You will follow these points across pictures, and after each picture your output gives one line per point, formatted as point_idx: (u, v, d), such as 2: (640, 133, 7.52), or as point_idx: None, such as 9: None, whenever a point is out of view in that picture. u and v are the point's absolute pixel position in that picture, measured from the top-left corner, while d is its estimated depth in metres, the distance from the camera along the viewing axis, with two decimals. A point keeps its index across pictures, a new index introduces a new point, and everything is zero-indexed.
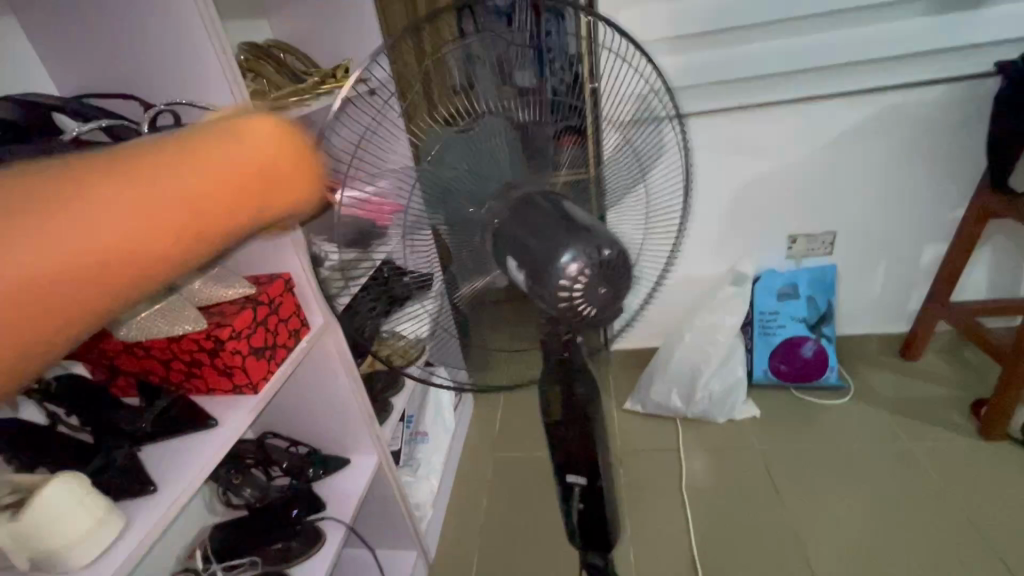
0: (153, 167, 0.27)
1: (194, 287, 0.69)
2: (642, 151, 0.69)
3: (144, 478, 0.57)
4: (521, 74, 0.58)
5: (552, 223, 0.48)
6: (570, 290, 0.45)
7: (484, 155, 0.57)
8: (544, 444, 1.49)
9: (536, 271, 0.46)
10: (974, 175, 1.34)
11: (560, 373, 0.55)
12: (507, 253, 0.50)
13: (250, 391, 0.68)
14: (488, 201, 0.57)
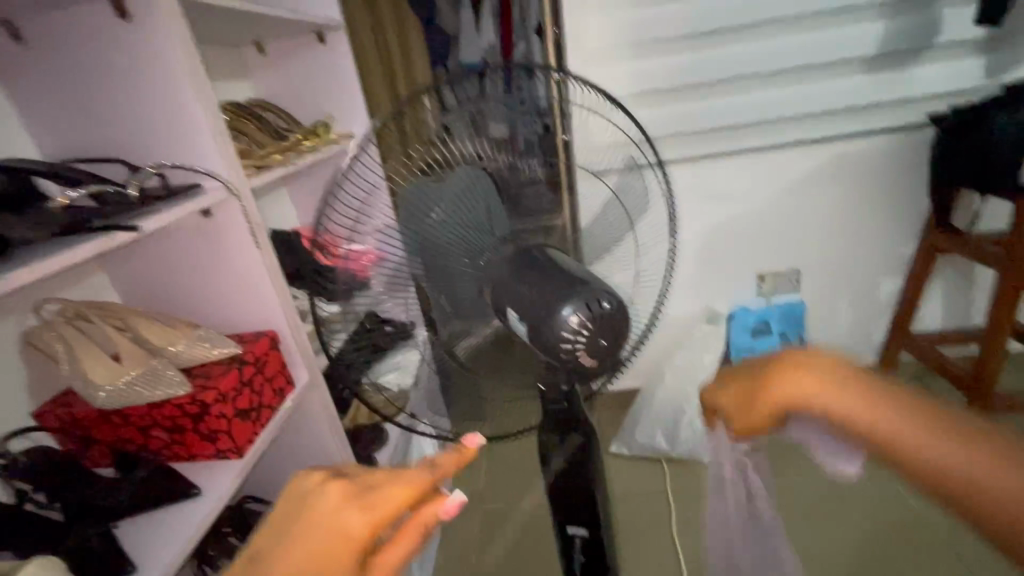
0: (278, 562, 0.37)
1: (176, 349, 0.68)
2: (629, 201, 0.73)
3: (126, 555, 0.54)
4: (495, 126, 0.61)
5: (549, 277, 0.49)
6: (574, 342, 0.47)
7: (467, 206, 0.59)
8: (531, 493, 1.47)
9: (538, 325, 0.48)
10: (918, 214, 1.44)
11: (558, 421, 0.55)
12: (510, 306, 0.52)
13: (234, 455, 0.66)
14: (483, 254, 0.59)
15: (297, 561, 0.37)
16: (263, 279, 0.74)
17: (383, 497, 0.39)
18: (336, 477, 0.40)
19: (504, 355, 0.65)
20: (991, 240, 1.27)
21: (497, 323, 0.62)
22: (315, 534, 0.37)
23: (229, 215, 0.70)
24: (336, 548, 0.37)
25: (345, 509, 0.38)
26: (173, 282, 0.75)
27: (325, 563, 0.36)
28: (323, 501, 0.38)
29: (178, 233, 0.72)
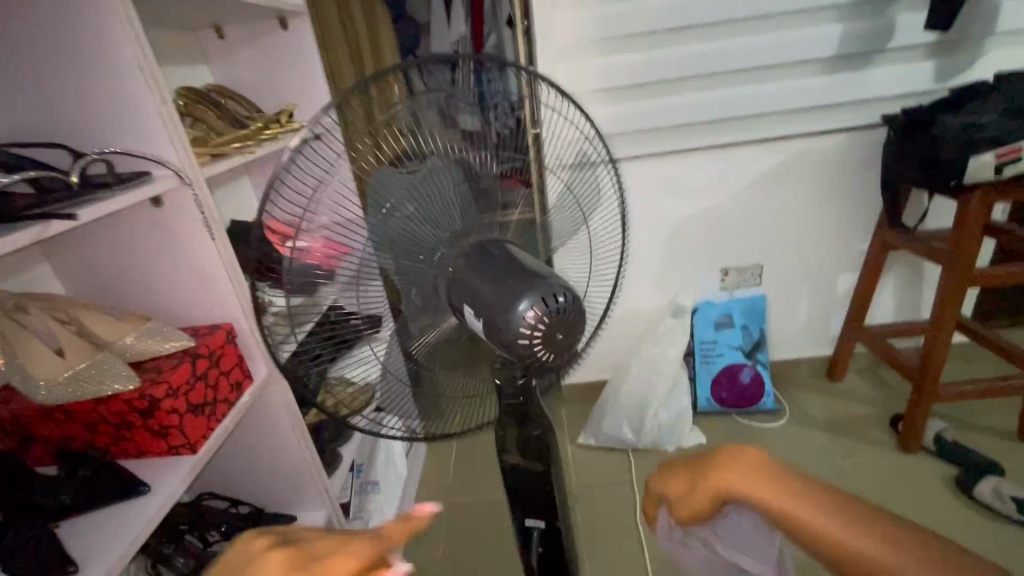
0: None
1: (126, 342, 0.66)
2: (579, 197, 0.73)
3: (66, 555, 0.51)
4: (465, 119, 0.62)
5: (505, 272, 0.50)
6: (530, 337, 0.46)
7: (434, 193, 0.58)
8: (499, 486, 1.48)
9: (494, 321, 0.48)
10: (872, 212, 1.50)
11: (516, 415, 0.55)
12: (466, 302, 0.51)
13: (187, 451, 0.64)
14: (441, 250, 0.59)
15: None
16: (219, 269, 0.72)
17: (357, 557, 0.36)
18: (280, 545, 0.36)
19: (460, 353, 0.66)
20: (937, 238, 1.34)
21: (454, 322, 0.63)
22: None
23: (182, 205, 0.68)
24: None
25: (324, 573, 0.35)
26: (123, 273, 0.73)
27: None
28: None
29: (127, 222, 0.69)
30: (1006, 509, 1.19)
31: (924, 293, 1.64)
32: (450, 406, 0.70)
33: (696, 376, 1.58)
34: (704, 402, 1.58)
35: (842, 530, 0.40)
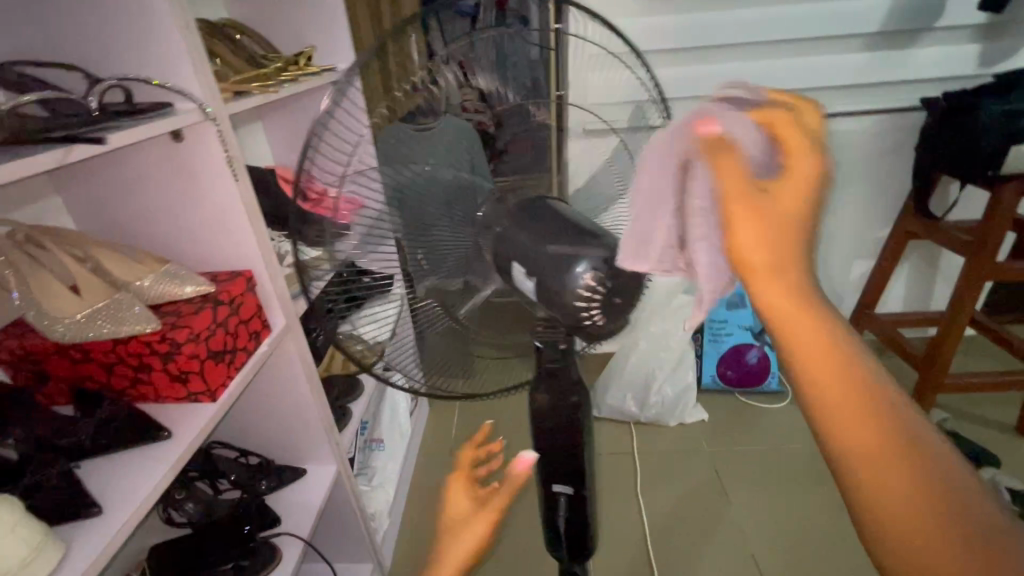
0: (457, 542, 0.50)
1: (144, 284, 0.63)
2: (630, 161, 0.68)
3: (90, 497, 0.50)
4: (484, 77, 0.55)
5: (559, 228, 0.47)
6: (589, 300, 0.45)
7: (445, 151, 0.55)
8: (501, 450, 1.49)
9: (548, 282, 0.46)
10: (896, 198, 1.47)
11: (553, 380, 0.55)
12: (515, 261, 0.49)
13: (207, 398, 0.62)
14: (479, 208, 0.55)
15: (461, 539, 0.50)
16: (241, 213, 0.68)
17: (466, 534, 0.51)
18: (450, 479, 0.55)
19: (500, 313, 0.62)
20: (962, 229, 1.31)
21: (501, 285, 0.57)
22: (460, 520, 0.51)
23: (204, 142, 0.64)
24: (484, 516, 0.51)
25: (468, 508, 0.52)
26: (139, 211, 0.69)
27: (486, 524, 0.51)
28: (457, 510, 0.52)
29: (145, 156, 0.65)
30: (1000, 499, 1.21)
31: (937, 284, 1.63)
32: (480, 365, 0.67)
33: (703, 354, 1.57)
34: (709, 379, 1.58)
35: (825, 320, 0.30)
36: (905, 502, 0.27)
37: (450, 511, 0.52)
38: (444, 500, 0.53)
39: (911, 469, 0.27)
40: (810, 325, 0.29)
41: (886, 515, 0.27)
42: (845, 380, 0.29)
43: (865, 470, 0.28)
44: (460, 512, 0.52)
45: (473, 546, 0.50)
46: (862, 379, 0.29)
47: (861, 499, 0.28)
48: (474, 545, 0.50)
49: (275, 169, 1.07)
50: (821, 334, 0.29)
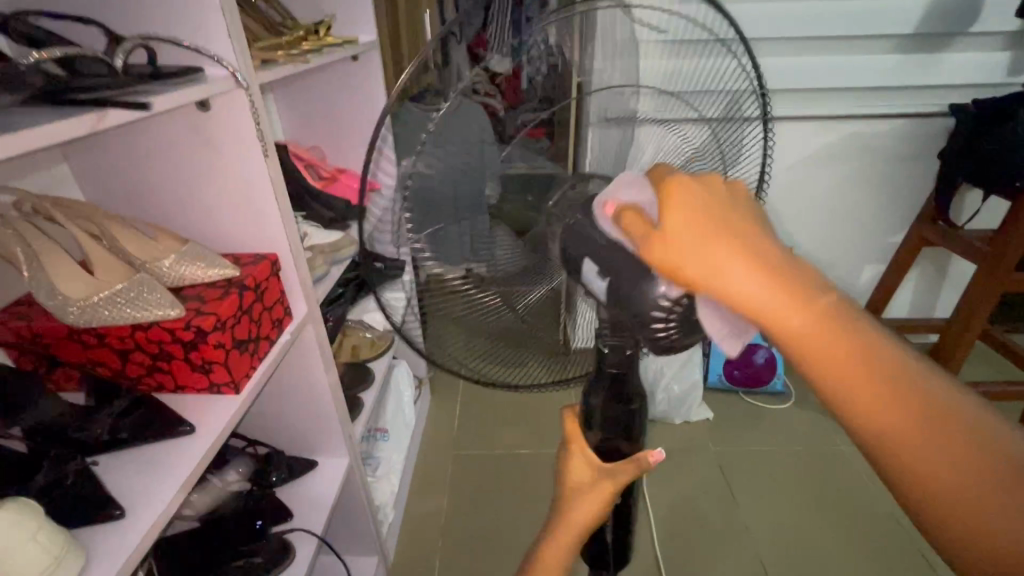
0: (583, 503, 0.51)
1: (163, 265, 0.58)
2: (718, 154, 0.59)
3: (110, 498, 0.46)
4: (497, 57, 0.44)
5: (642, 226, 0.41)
6: (669, 312, 0.39)
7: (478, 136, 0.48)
8: (505, 442, 1.47)
9: (625, 286, 0.40)
10: (913, 204, 1.46)
11: (614, 386, 0.51)
12: (589, 256, 0.43)
13: (230, 390, 0.58)
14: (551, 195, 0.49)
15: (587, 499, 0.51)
16: (269, 192, 0.63)
17: (587, 498, 0.51)
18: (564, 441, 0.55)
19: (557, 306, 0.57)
20: (979, 238, 1.31)
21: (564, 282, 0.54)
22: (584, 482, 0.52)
23: (234, 113, 0.58)
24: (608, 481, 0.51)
25: (588, 474, 0.52)
26: (156, 185, 0.64)
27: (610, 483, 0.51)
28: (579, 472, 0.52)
29: (167, 125, 0.60)
30: None
31: (944, 291, 1.63)
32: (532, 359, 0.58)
33: (711, 353, 1.56)
34: (716, 378, 1.57)
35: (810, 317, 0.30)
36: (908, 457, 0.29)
37: (569, 477, 0.53)
38: (563, 466, 0.54)
39: (915, 426, 0.28)
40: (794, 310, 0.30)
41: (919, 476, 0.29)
42: (835, 357, 0.29)
43: (877, 437, 0.29)
44: (579, 477, 0.52)
45: (595, 509, 0.51)
46: (861, 350, 0.29)
47: (884, 462, 0.30)
48: (596, 510, 0.51)
49: (289, 144, 1.01)
50: (807, 314, 0.30)
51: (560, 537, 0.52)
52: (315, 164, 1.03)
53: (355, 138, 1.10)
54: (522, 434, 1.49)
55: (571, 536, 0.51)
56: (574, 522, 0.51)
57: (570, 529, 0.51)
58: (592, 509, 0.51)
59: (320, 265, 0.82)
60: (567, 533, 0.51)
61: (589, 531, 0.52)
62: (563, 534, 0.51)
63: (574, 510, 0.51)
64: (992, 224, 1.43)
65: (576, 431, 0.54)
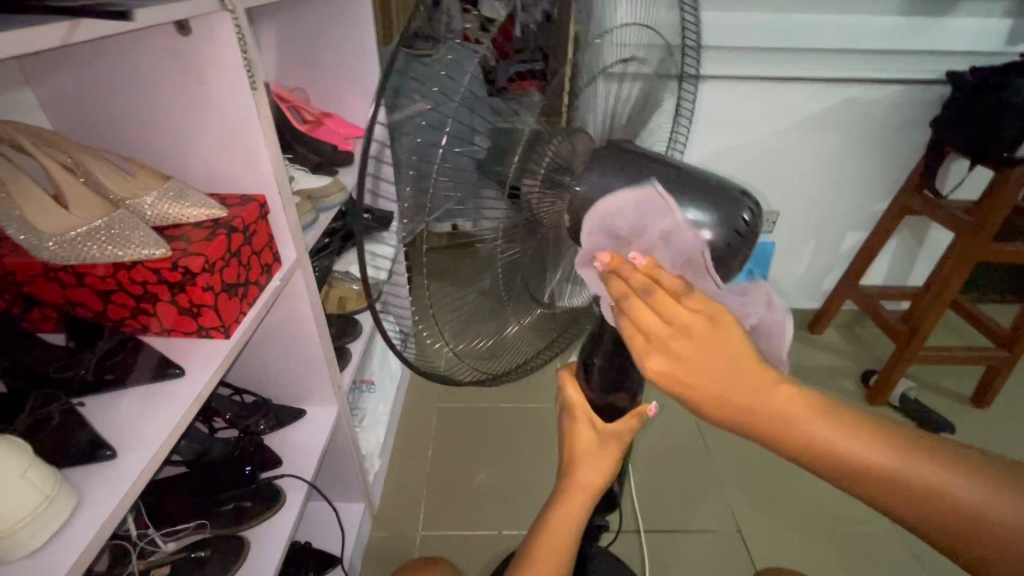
0: (592, 474, 0.52)
1: (144, 202, 0.55)
2: (655, 105, 0.61)
3: (99, 439, 0.45)
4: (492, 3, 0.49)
5: (682, 178, 0.42)
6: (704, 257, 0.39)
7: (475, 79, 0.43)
8: (490, 396, 1.49)
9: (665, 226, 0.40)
10: (900, 173, 1.48)
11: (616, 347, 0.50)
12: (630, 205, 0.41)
13: (220, 334, 0.56)
14: (541, 166, 0.47)
15: (591, 469, 0.52)
16: (258, 130, 0.59)
17: (597, 461, 0.52)
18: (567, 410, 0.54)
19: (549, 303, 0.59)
20: (960, 208, 1.34)
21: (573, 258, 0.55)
22: (588, 455, 0.52)
23: (219, 40, 0.54)
24: (611, 448, 0.52)
25: (593, 439, 0.52)
26: (132, 116, 0.60)
27: (612, 450, 0.52)
28: (584, 442, 0.52)
29: (142, 49, 0.55)
30: None
31: (919, 260, 1.68)
32: (508, 340, 0.57)
33: None
34: None
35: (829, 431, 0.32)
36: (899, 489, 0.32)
37: (574, 445, 0.53)
38: (568, 428, 0.54)
39: (890, 455, 0.32)
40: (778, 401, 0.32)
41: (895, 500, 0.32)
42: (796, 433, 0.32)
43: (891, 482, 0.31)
44: (584, 441, 0.52)
45: (605, 471, 0.52)
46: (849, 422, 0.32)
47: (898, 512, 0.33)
48: (605, 473, 0.52)
49: (273, 84, 0.96)
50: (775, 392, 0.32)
51: (564, 505, 0.52)
52: (299, 106, 0.98)
53: (341, 78, 1.04)
54: (506, 388, 1.51)
55: (576, 506, 0.52)
56: (578, 491, 0.52)
57: (574, 499, 0.52)
58: (596, 481, 0.52)
59: (308, 211, 0.78)
60: (573, 503, 0.52)
61: (598, 494, 0.52)
62: (567, 503, 0.52)
63: (577, 479, 0.52)
64: (974, 195, 1.46)
65: (575, 394, 0.53)
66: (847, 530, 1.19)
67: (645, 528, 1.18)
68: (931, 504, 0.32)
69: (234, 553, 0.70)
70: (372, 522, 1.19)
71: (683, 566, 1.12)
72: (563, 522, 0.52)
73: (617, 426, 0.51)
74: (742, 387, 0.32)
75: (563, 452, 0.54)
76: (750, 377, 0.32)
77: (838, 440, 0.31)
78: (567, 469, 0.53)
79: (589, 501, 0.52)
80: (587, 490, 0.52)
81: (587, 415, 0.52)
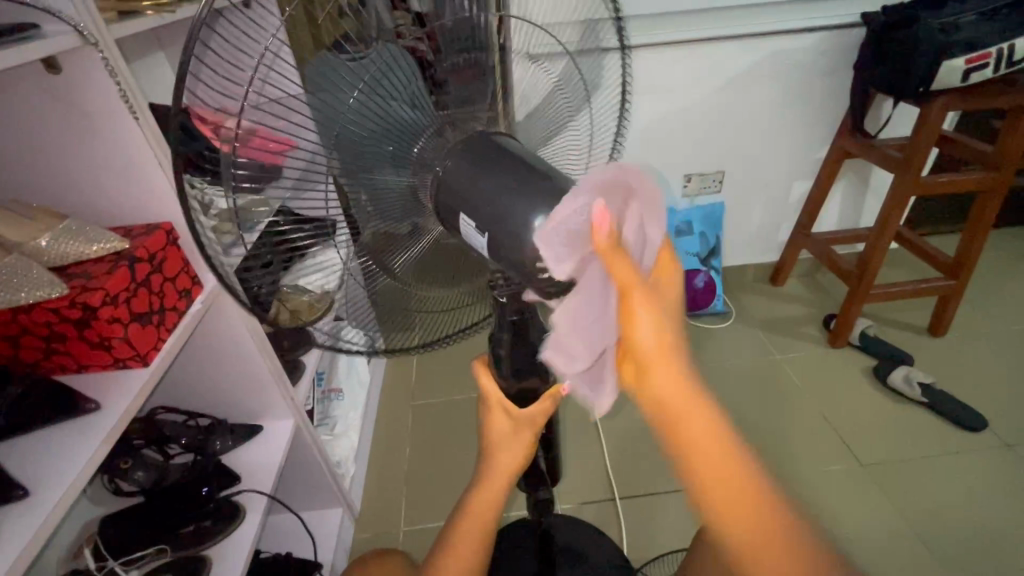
0: (510, 456, 0.54)
1: (41, 245, 0.54)
2: (563, 96, 0.57)
3: (14, 479, 0.46)
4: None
5: (526, 176, 0.40)
6: (551, 261, 0.40)
7: (393, 83, 0.42)
8: (462, 388, 1.51)
9: (501, 233, 0.40)
10: (836, 118, 1.50)
11: (513, 332, 0.53)
12: (462, 211, 0.43)
13: (137, 363, 0.57)
14: (418, 144, 0.44)
15: (505, 452, 0.54)
16: (149, 157, 0.60)
17: (512, 444, 0.54)
18: (486, 403, 0.55)
19: (451, 264, 0.55)
20: (892, 147, 1.37)
21: (440, 234, 0.51)
22: (504, 440, 0.54)
23: (93, 72, 0.54)
24: (527, 431, 0.54)
25: (507, 424, 0.54)
26: (22, 159, 0.59)
27: (526, 434, 0.54)
28: (500, 429, 0.54)
29: (17, 91, 0.55)
30: (913, 392, 1.34)
31: (867, 202, 1.71)
32: (418, 319, 0.59)
33: None
34: None
35: (691, 409, 0.34)
36: (715, 473, 0.34)
37: (490, 432, 0.54)
38: (484, 417, 0.55)
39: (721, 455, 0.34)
40: (715, 446, 0.34)
41: (724, 513, 0.33)
42: (679, 412, 0.34)
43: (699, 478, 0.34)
44: (501, 428, 0.54)
45: (520, 452, 0.54)
46: (704, 418, 0.34)
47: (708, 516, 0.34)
48: (520, 453, 0.54)
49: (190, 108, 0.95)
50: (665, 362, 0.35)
51: (483, 493, 0.54)
52: None
53: None
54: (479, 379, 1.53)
55: (495, 490, 0.54)
56: (495, 475, 0.54)
57: (491, 483, 0.54)
58: (511, 466, 0.54)
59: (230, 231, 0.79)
60: (491, 488, 0.54)
61: (518, 472, 0.55)
62: (485, 491, 0.54)
63: (493, 464, 0.54)
64: (904, 130, 1.49)
65: (490, 384, 0.55)
66: (815, 470, 1.23)
67: (620, 495, 1.22)
68: (726, 515, 0.33)
69: (198, 570, 0.72)
70: (356, 525, 1.21)
71: (660, 527, 1.16)
72: (482, 507, 0.54)
73: (534, 413, 0.53)
74: (696, 415, 0.34)
75: (482, 439, 0.56)
76: (674, 375, 0.34)
77: (695, 423, 0.34)
78: (485, 455, 0.55)
79: (509, 479, 0.55)
80: (505, 470, 0.54)
81: (502, 405, 0.54)
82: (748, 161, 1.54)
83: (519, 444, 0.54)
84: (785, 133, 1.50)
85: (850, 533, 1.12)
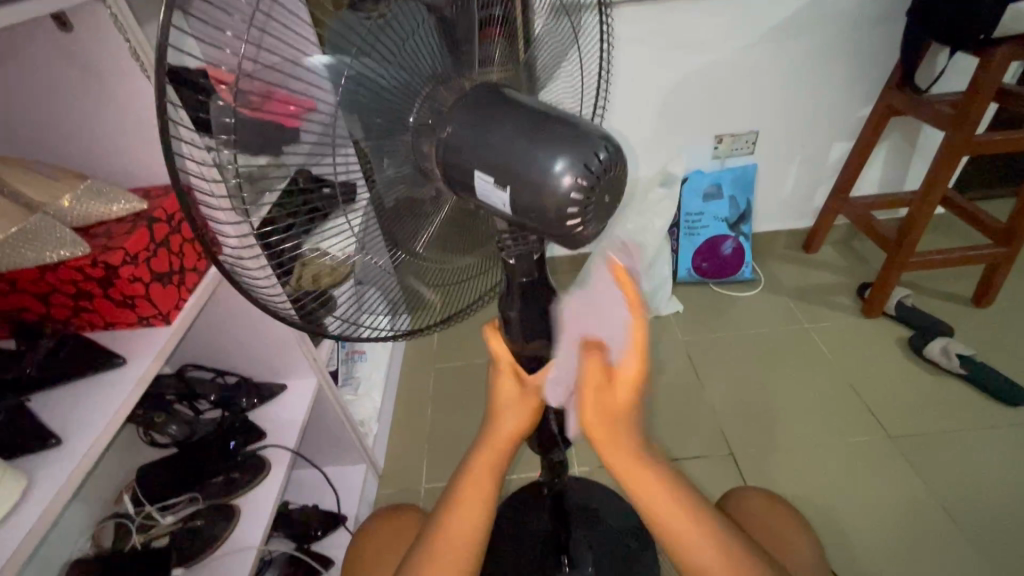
0: (512, 423, 0.54)
1: (63, 205, 0.55)
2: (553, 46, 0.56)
3: (48, 428, 0.49)
4: None
5: (538, 123, 0.38)
6: (580, 206, 0.37)
7: (407, 32, 0.41)
8: (483, 352, 1.52)
9: (522, 188, 0.38)
10: (883, 71, 1.39)
11: (527, 296, 0.52)
12: (478, 168, 0.40)
13: (160, 321, 0.59)
14: (413, 111, 0.42)
15: (508, 419, 0.54)
16: None
17: (516, 410, 0.54)
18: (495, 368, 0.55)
19: (462, 230, 0.54)
20: (945, 102, 1.27)
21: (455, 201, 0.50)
22: (509, 407, 0.54)
23: (100, 27, 0.54)
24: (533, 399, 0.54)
25: (516, 390, 0.54)
26: (42, 120, 0.60)
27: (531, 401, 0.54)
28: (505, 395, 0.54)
29: (34, 51, 0.55)
30: (952, 365, 1.29)
31: (914, 163, 1.60)
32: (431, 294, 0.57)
33: (679, 248, 1.57)
34: (685, 272, 1.59)
35: None
36: None
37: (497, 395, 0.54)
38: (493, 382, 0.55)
39: None
40: None
41: None
42: None
43: None
44: (508, 393, 0.54)
45: (524, 418, 0.54)
46: None
47: None
48: (524, 420, 0.54)
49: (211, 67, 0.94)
50: None
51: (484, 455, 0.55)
52: None
53: None
54: None
55: (499, 451, 0.55)
56: (499, 439, 0.55)
57: (495, 447, 0.55)
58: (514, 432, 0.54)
59: None
60: (493, 451, 0.55)
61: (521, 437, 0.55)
62: (487, 453, 0.55)
63: (496, 428, 0.54)
64: (960, 84, 1.38)
65: (501, 348, 0.55)
66: (841, 441, 1.21)
67: None
68: None
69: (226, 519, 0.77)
70: (379, 481, 1.25)
71: None
72: (486, 467, 0.55)
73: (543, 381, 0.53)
74: None
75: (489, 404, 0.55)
76: None
77: None
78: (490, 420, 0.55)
79: (514, 442, 0.55)
80: (507, 434, 0.54)
81: (512, 369, 0.54)
82: (785, 119, 1.45)
83: (521, 412, 0.54)
84: (826, 89, 1.41)
85: (872, 506, 1.10)
